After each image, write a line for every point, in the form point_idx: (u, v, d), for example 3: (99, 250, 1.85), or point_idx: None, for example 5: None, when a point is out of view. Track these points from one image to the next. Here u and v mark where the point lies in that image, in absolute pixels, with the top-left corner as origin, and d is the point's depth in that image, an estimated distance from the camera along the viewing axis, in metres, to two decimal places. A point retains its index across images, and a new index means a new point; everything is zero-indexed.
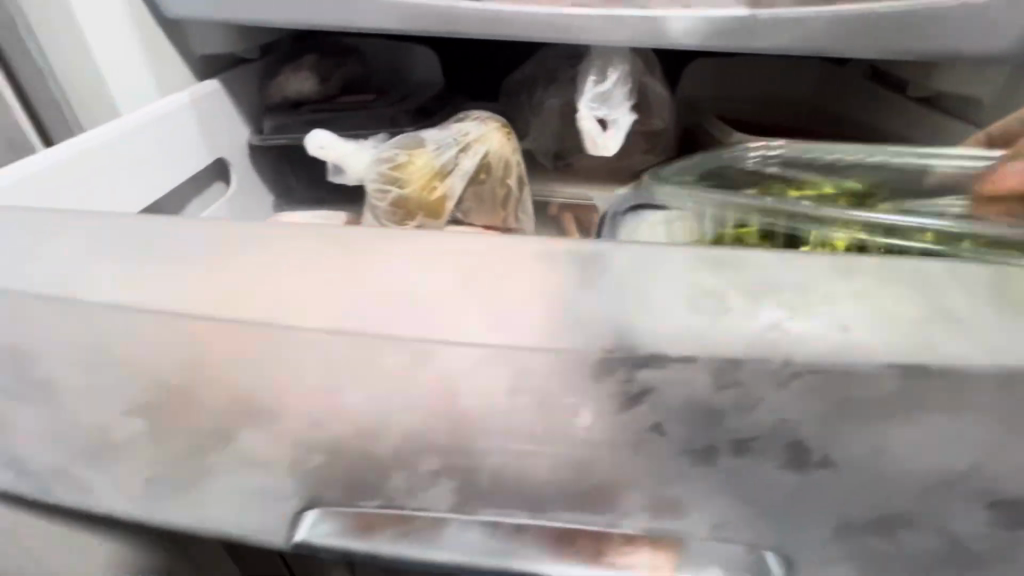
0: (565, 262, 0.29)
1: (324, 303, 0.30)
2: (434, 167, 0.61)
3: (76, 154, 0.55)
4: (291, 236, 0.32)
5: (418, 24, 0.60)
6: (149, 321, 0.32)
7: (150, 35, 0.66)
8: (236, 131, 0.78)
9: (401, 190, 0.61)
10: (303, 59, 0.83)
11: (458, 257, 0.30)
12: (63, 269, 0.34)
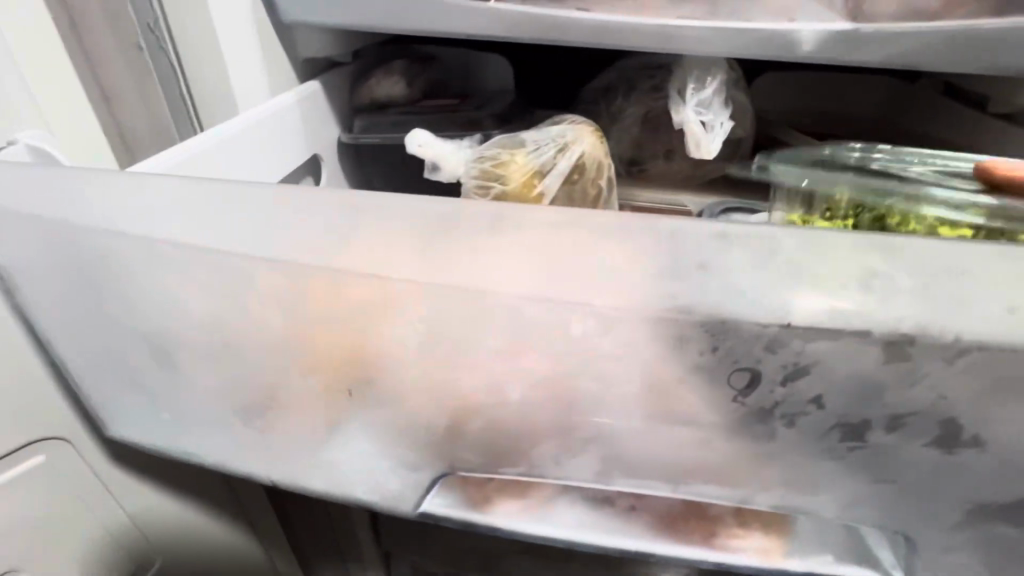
0: (741, 242, 0.31)
1: (498, 277, 0.32)
2: (533, 166, 0.65)
3: (205, 151, 0.59)
4: (466, 210, 0.34)
5: (527, 31, 0.63)
6: (331, 289, 0.33)
7: (269, 36, 0.70)
8: (329, 129, 0.82)
9: (502, 186, 0.65)
10: (393, 65, 0.88)
11: (638, 236, 0.32)
12: (239, 229, 0.33)
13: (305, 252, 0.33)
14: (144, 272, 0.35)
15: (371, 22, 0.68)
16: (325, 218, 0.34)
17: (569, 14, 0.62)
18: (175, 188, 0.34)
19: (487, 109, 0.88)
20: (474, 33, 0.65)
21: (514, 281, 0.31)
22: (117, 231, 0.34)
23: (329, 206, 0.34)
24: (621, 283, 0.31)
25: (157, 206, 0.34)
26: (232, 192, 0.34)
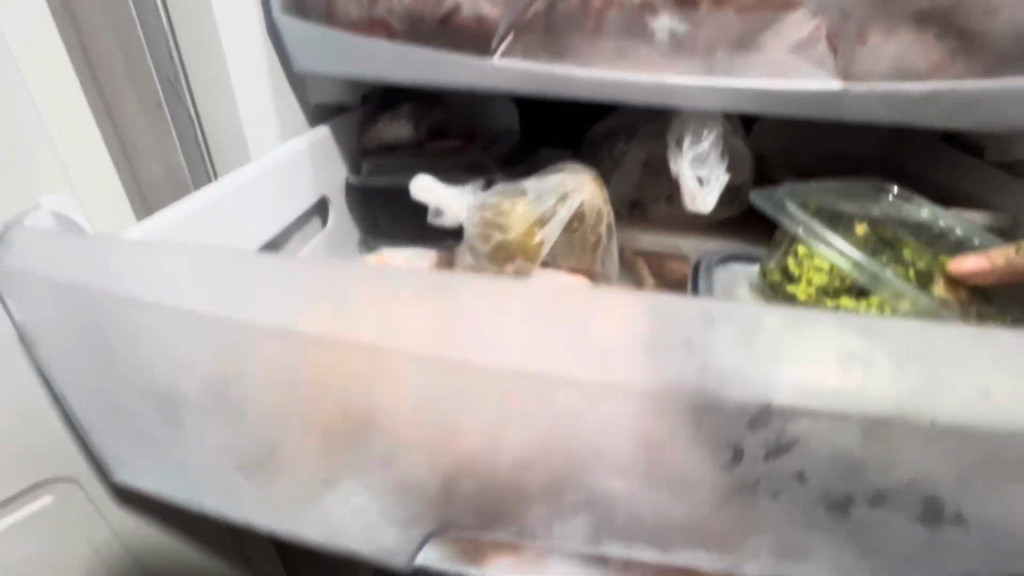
0: (723, 319, 0.32)
1: (488, 349, 0.33)
2: (534, 215, 0.67)
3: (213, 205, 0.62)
4: (462, 282, 0.35)
5: (532, 86, 0.66)
6: (329, 358, 0.35)
7: (280, 84, 0.73)
8: (339, 172, 0.85)
9: (504, 235, 0.66)
10: (402, 108, 0.91)
11: (624, 312, 0.33)
12: (248, 303, 0.35)
13: (303, 322, 0.34)
14: (154, 336, 0.37)
15: (378, 75, 0.70)
16: (322, 287, 0.35)
17: (569, 70, 0.65)
18: (181, 254, 0.37)
19: (491, 151, 0.91)
20: (478, 86, 0.68)
21: (502, 354, 0.33)
22: (126, 296, 0.36)
23: (325, 275, 0.36)
24: (606, 356, 0.32)
25: (172, 276, 0.36)
26: (232, 259, 0.36)
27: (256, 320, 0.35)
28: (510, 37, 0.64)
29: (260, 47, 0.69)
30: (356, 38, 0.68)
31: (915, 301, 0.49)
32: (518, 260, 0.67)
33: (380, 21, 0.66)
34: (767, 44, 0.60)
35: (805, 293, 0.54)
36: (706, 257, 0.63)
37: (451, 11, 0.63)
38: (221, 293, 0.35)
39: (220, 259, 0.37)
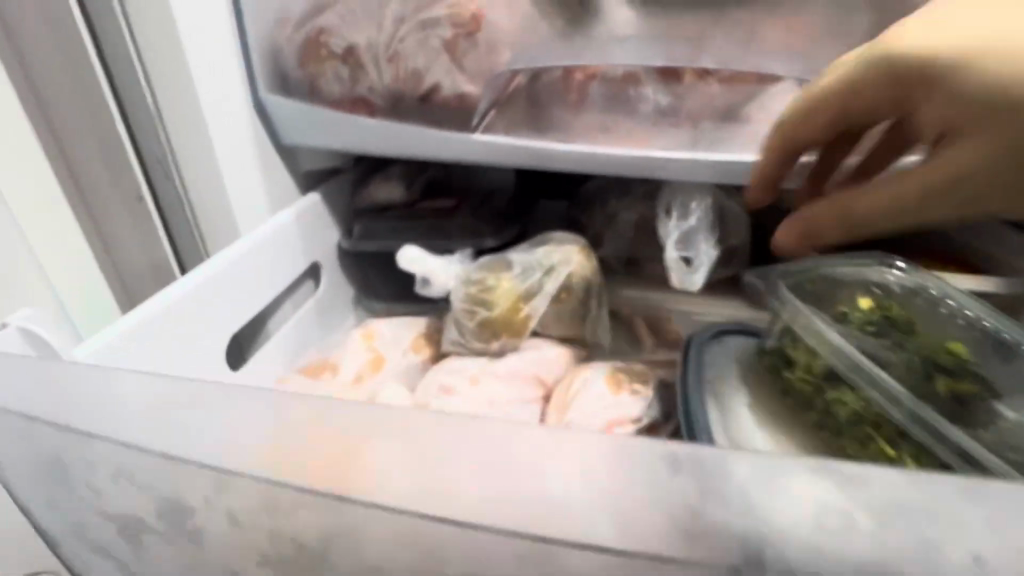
0: (689, 467, 0.29)
1: (441, 498, 0.31)
2: (519, 291, 0.67)
3: (193, 292, 0.61)
4: (414, 414, 0.33)
5: (511, 159, 0.65)
6: (277, 499, 0.33)
7: (267, 158, 0.73)
8: (329, 235, 0.85)
9: (488, 312, 0.66)
10: (393, 169, 0.91)
11: (588, 456, 0.30)
12: (199, 441, 0.34)
13: (252, 462, 0.33)
14: (107, 467, 0.36)
15: (360, 147, 0.70)
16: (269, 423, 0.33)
17: (551, 145, 0.64)
18: (128, 386, 0.36)
19: (484, 210, 0.90)
20: (461, 160, 0.67)
21: (455, 504, 0.30)
22: (83, 429, 0.35)
23: (271, 407, 0.34)
24: (567, 514, 0.29)
25: (126, 407, 0.35)
26: (178, 389, 0.35)
27: (206, 459, 0.33)
28: (492, 112, 0.66)
29: (248, 125, 0.70)
30: (338, 114, 0.68)
31: (909, 413, 0.44)
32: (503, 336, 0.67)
33: (362, 98, 0.66)
34: (752, 116, 0.61)
35: (802, 382, 0.51)
36: (698, 334, 0.59)
37: (432, 88, 0.63)
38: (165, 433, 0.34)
39: (165, 392, 0.35)
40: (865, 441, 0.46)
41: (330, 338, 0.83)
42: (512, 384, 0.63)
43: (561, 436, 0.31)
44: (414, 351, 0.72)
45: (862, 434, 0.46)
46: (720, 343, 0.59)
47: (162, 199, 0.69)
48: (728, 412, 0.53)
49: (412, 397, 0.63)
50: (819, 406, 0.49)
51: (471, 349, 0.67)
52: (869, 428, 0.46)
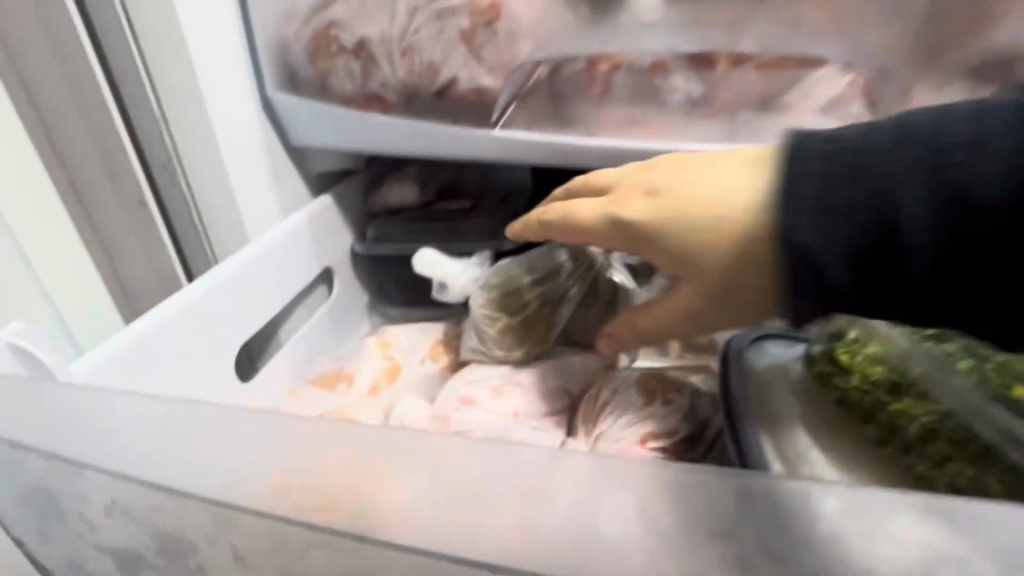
0: (763, 502, 0.25)
1: (471, 537, 0.27)
2: (542, 296, 0.63)
3: (196, 303, 0.57)
4: (440, 441, 0.29)
5: (530, 155, 0.61)
6: (289, 537, 0.29)
7: (277, 160, 0.70)
8: (342, 240, 0.82)
9: (511, 318, 0.62)
10: (407, 170, 0.87)
11: (643, 489, 0.26)
12: (203, 471, 0.30)
13: (260, 496, 0.29)
14: (104, 499, 0.33)
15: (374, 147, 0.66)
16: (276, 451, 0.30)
17: (577, 140, 0.60)
18: (119, 411, 0.32)
19: (501, 211, 0.86)
20: (479, 158, 0.63)
21: (490, 542, 0.27)
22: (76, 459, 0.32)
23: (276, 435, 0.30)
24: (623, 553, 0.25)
25: (123, 435, 0.32)
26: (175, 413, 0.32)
27: (211, 493, 0.30)
28: (512, 106, 0.62)
29: (257, 125, 0.67)
30: (349, 112, 0.65)
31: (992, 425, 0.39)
32: (528, 343, 0.63)
33: (375, 94, 0.63)
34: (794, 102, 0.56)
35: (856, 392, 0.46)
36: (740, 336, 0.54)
37: (448, 82, 0.60)
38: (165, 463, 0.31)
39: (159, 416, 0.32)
40: (938, 462, 0.41)
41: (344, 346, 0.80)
42: (536, 395, 0.59)
43: (609, 466, 0.27)
44: (433, 359, 0.68)
45: (933, 455, 0.41)
46: (763, 348, 0.55)
47: (169, 205, 0.66)
48: (775, 422, 0.48)
49: (430, 408, 0.59)
50: (882, 420, 0.44)
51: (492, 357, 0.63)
52: (944, 447, 0.41)
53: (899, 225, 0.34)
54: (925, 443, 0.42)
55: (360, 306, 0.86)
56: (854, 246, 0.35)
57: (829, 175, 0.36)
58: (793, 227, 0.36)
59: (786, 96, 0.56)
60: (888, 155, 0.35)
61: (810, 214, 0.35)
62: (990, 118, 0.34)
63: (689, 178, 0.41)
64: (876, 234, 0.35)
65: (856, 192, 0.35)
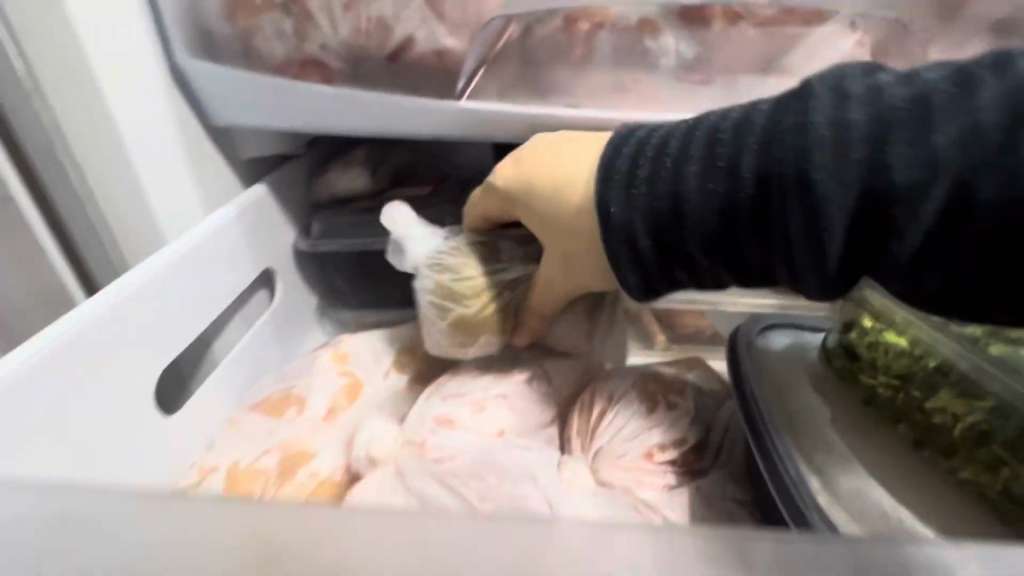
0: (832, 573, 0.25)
1: None
2: (503, 281, 0.54)
3: (94, 319, 0.44)
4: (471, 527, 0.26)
5: (504, 130, 0.52)
6: None
7: (196, 144, 0.58)
8: (282, 236, 0.71)
9: (467, 309, 0.53)
10: (355, 153, 0.77)
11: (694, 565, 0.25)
12: None
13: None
14: None
15: (315, 127, 0.56)
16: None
17: (554, 111, 0.51)
18: None
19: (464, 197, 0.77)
20: (442, 136, 0.54)
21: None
22: None
23: None
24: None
25: None
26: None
27: None
28: (481, 72, 0.54)
29: (167, 100, 0.54)
30: (282, 83, 0.54)
31: None
32: (487, 335, 0.55)
33: (314, 60, 0.52)
34: (794, 67, 0.50)
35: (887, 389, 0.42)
36: (747, 326, 0.48)
37: (403, 44, 0.50)
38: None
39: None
40: (987, 466, 0.36)
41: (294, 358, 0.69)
42: (523, 406, 0.52)
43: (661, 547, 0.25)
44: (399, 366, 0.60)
45: (983, 459, 0.37)
46: (770, 339, 0.50)
47: (63, 202, 0.54)
48: (801, 424, 0.42)
49: (401, 428, 0.51)
50: (918, 421, 0.40)
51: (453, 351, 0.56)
52: (996, 451, 0.36)
53: (745, 199, 0.37)
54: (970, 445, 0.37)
55: (309, 310, 0.75)
56: (701, 217, 0.38)
57: (722, 151, 0.37)
58: (632, 197, 0.40)
59: (788, 58, 0.49)
60: (775, 122, 0.35)
61: (670, 188, 0.39)
62: (916, 98, 0.32)
63: (556, 151, 0.47)
64: (727, 207, 0.37)
65: (718, 165, 0.37)
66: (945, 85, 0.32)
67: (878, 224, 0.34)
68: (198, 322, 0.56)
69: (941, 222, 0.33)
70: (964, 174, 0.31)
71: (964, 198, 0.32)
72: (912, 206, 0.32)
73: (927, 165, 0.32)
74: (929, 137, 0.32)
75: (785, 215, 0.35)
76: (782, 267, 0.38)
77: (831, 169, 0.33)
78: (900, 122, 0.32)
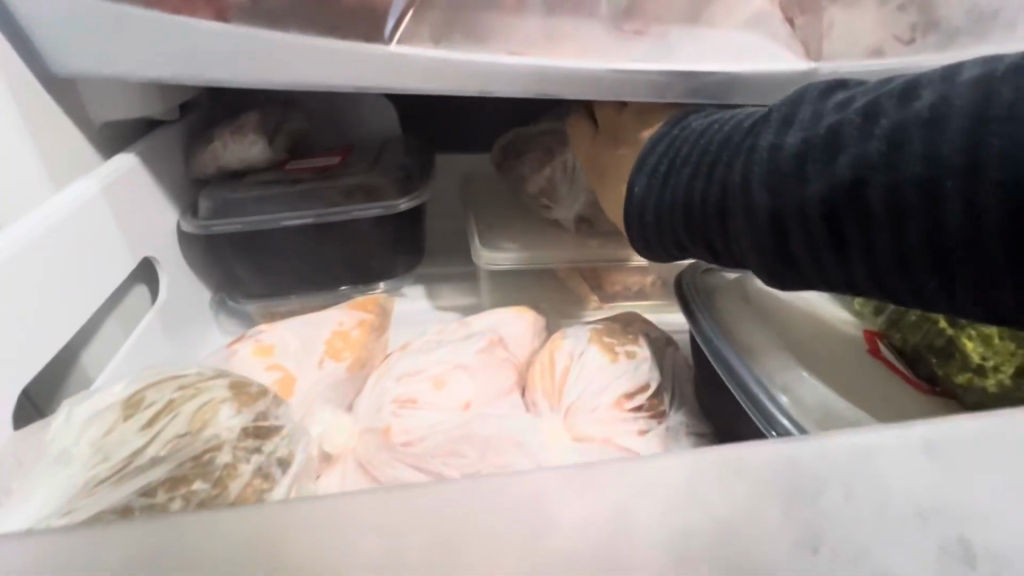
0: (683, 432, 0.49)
1: None
2: (224, 421, 0.32)
3: None
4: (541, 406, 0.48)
5: (438, 82, 0.48)
6: None
7: (29, 98, 0.46)
8: (164, 215, 0.60)
9: (152, 450, 0.30)
10: (244, 118, 0.65)
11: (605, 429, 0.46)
12: None
13: None
14: None
15: (202, 79, 0.46)
16: (233, 560, 0.17)
17: (494, 58, 0.48)
18: None
19: (379, 165, 0.69)
20: (366, 86, 0.48)
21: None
22: None
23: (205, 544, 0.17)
24: (839, 572, 0.17)
25: None
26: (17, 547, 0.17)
27: None
28: (409, 15, 0.49)
29: None
30: (147, 17, 0.43)
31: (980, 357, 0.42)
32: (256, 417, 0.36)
33: None
34: (717, 18, 0.51)
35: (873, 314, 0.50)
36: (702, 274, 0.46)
37: None
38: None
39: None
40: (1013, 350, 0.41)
41: (49, 479, 0.28)
42: (485, 375, 0.49)
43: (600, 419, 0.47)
44: (239, 407, 0.33)
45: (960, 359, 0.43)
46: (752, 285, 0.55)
47: None
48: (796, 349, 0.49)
49: (355, 421, 0.46)
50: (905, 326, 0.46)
51: (253, 442, 0.32)
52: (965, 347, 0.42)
53: (647, 217, 0.45)
54: (969, 344, 0.42)
55: (200, 306, 0.66)
56: (656, 212, 0.45)
57: (699, 169, 0.41)
58: (677, 181, 0.42)
59: (712, 10, 0.51)
60: (725, 148, 0.39)
61: (640, 196, 0.46)
62: (829, 128, 0.32)
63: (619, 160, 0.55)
64: (670, 203, 0.43)
65: (697, 163, 0.41)
66: (854, 113, 0.31)
67: (766, 240, 0.35)
68: (58, 326, 0.45)
69: (824, 240, 0.32)
70: (831, 194, 0.31)
71: (827, 211, 0.31)
72: (843, 243, 0.31)
73: (795, 188, 0.33)
74: (834, 164, 0.31)
75: (709, 203, 0.39)
76: (723, 252, 0.40)
77: (766, 178, 0.34)
78: (805, 148, 0.33)
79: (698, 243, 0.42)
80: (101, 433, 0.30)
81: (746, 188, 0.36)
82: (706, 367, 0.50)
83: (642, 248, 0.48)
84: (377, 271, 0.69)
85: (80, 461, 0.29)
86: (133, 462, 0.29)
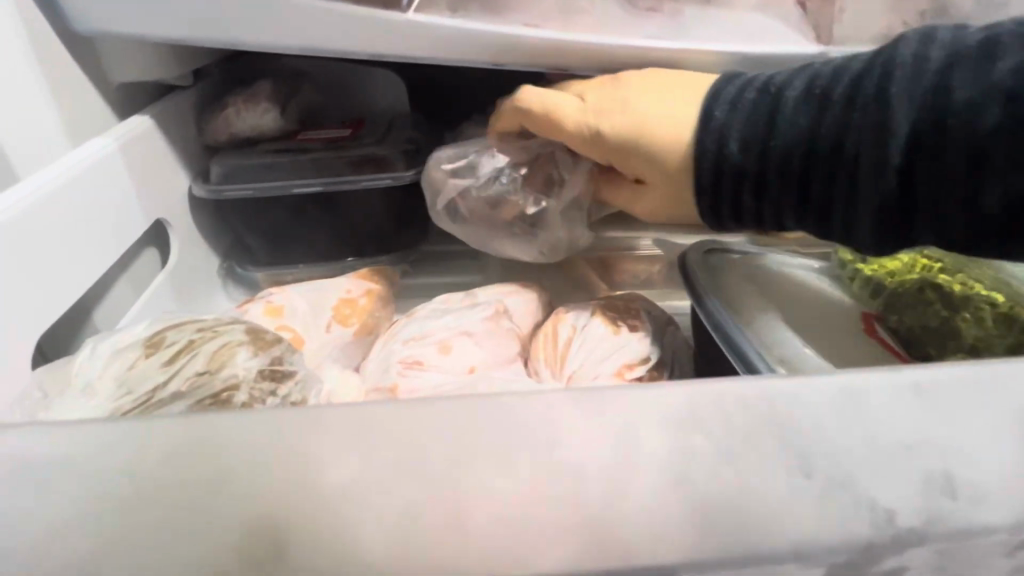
0: None
1: (573, 540, 0.17)
2: (240, 363, 0.33)
3: None
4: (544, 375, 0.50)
5: (452, 52, 0.49)
6: None
7: (50, 54, 0.46)
8: (176, 179, 0.61)
9: (170, 386, 0.31)
10: (256, 87, 0.66)
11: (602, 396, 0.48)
12: (83, 530, 0.17)
13: None
14: None
15: (221, 41, 0.47)
16: (269, 456, 0.18)
17: (507, 30, 0.48)
18: None
19: (390, 138, 0.70)
20: (381, 54, 0.49)
21: (653, 535, 0.18)
22: None
23: (241, 443, 0.18)
24: (827, 495, 0.18)
25: None
26: (71, 437, 0.19)
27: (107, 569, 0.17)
28: None
29: None
30: None
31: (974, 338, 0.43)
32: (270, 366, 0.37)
33: None
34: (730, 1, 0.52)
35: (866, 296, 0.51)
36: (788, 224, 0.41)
37: None
38: (52, 520, 0.17)
39: (30, 449, 0.18)
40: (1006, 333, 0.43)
41: (77, 406, 0.29)
42: (490, 343, 0.50)
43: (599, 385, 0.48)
44: (255, 351, 0.34)
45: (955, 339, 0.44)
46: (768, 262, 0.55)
47: None
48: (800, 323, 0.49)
49: (363, 380, 0.47)
50: (902, 308, 0.48)
51: (269, 384, 0.33)
52: (960, 327, 0.44)
53: (732, 152, 0.40)
54: (963, 325, 0.44)
55: (209, 271, 0.67)
56: (741, 144, 0.40)
57: (809, 96, 0.38)
58: (780, 111, 0.39)
59: None
60: (841, 73, 0.37)
61: (721, 122, 0.41)
62: (979, 44, 0.32)
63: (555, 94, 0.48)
64: (766, 132, 0.39)
65: (806, 91, 0.38)
66: (1006, 29, 0.32)
67: (899, 163, 0.33)
68: (82, 277, 0.46)
69: (962, 161, 0.32)
70: (983, 103, 0.31)
71: (977, 125, 0.31)
72: (996, 160, 0.31)
73: (944, 102, 0.32)
74: (986, 74, 0.31)
75: (824, 131, 0.37)
76: (821, 189, 0.37)
77: (911, 93, 0.33)
78: (952, 61, 0.32)
79: (791, 182, 0.38)
80: (124, 368, 0.32)
81: (880, 103, 0.34)
82: (708, 342, 0.51)
83: (705, 193, 0.42)
84: (384, 243, 0.70)
85: (107, 393, 0.30)
86: (156, 395, 0.31)
